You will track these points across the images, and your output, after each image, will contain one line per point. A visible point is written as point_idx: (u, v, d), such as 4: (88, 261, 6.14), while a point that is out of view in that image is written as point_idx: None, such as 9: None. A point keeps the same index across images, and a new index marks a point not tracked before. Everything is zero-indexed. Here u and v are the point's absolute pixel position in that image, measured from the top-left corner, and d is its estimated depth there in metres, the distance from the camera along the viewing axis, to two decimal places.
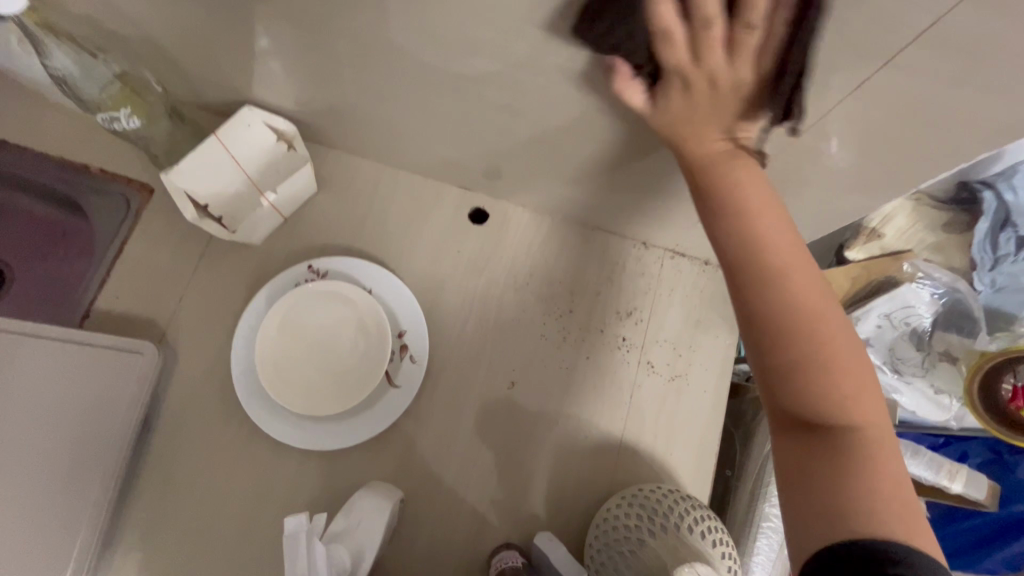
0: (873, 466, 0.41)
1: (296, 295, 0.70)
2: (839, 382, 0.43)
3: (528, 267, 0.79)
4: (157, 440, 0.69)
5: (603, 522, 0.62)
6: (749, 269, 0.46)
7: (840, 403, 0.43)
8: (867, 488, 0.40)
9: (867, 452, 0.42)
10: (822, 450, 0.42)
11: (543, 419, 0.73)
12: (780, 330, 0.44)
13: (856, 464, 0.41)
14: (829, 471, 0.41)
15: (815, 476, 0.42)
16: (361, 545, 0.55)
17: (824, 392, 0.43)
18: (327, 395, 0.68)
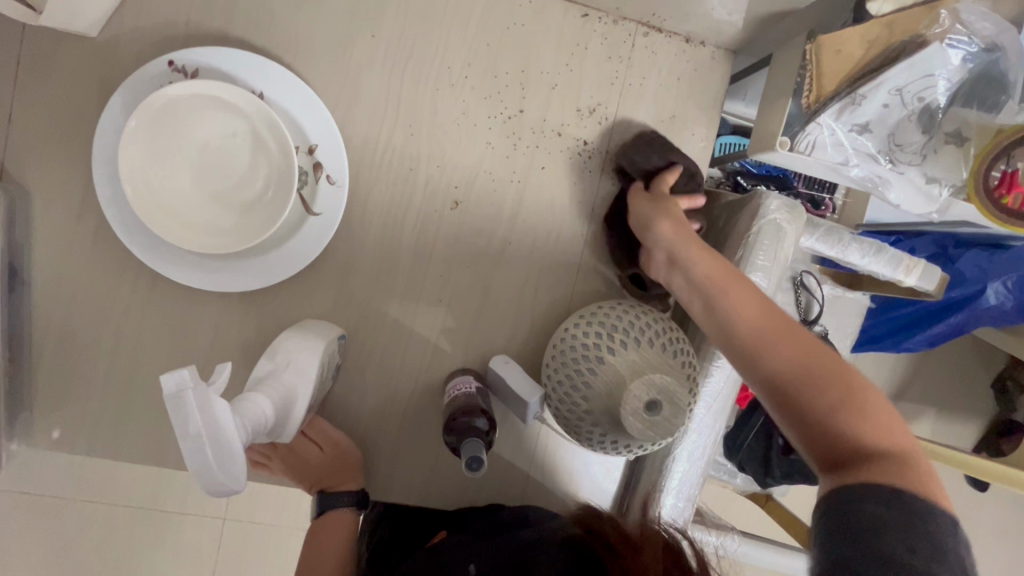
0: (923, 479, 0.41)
1: (155, 100, 0.52)
2: (867, 400, 0.45)
3: (466, 58, 0.62)
4: (40, 293, 0.58)
5: (560, 341, 0.58)
6: (807, 367, 0.47)
7: (873, 427, 0.44)
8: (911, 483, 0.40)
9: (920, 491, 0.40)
10: (859, 466, 0.42)
11: (493, 241, 0.64)
12: (817, 362, 0.47)
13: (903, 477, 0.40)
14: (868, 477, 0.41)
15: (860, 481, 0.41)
16: (291, 390, 0.50)
17: (856, 408, 0.45)
18: (231, 230, 0.56)
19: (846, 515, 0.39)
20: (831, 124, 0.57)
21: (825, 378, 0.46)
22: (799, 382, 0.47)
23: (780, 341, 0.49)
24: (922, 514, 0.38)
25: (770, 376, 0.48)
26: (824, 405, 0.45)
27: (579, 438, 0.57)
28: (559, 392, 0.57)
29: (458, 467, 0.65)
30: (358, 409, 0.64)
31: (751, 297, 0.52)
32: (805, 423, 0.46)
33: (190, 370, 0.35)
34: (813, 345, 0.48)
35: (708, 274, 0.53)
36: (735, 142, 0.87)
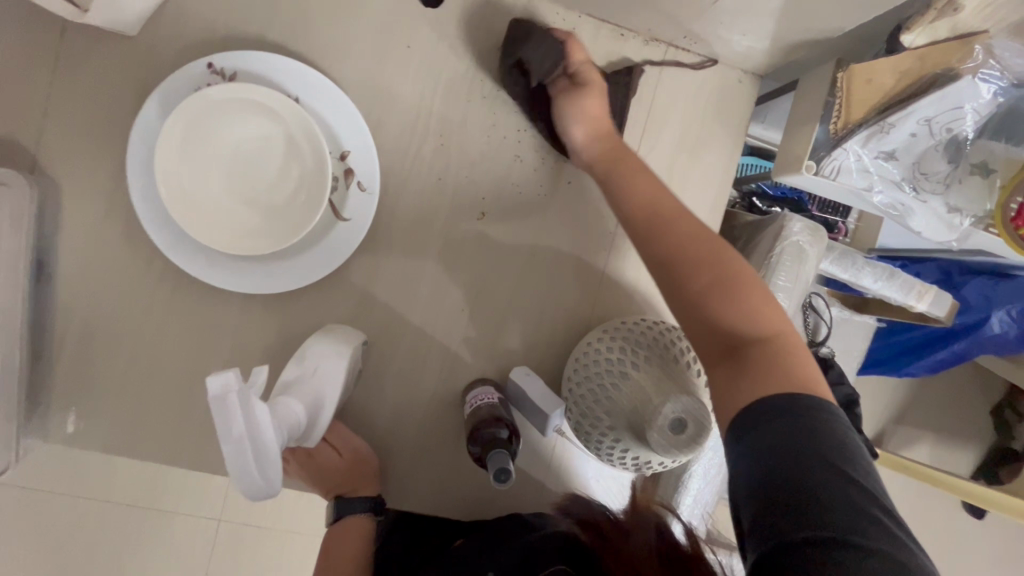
0: (797, 365, 0.46)
1: (194, 101, 0.52)
2: (751, 293, 0.49)
3: (498, 72, 0.63)
4: (65, 288, 0.58)
5: (584, 356, 0.59)
6: (687, 262, 0.51)
7: (753, 316, 0.48)
8: (787, 374, 0.45)
9: (784, 375, 0.45)
10: (747, 361, 0.46)
11: (517, 252, 0.65)
12: (708, 254, 0.51)
13: (779, 367, 0.45)
14: (751, 374, 0.46)
15: (746, 378, 0.46)
16: (318, 394, 0.51)
17: (749, 301, 0.49)
18: (260, 232, 0.57)
19: (767, 441, 0.41)
20: (857, 150, 0.59)
21: (711, 267, 0.50)
22: (689, 268, 0.51)
23: (680, 243, 0.52)
24: (822, 430, 0.41)
25: (659, 259, 0.52)
26: (705, 296, 0.50)
27: (598, 452, 0.58)
28: (582, 407, 0.57)
29: (474, 478, 0.65)
30: (376, 416, 0.64)
31: (659, 197, 0.55)
32: (692, 312, 0.50)
33: (234, 372, 0.36)
34: (709, 244, 0.52)
35: (637, 189, 0.56)
36: (756, 163, 0.90)
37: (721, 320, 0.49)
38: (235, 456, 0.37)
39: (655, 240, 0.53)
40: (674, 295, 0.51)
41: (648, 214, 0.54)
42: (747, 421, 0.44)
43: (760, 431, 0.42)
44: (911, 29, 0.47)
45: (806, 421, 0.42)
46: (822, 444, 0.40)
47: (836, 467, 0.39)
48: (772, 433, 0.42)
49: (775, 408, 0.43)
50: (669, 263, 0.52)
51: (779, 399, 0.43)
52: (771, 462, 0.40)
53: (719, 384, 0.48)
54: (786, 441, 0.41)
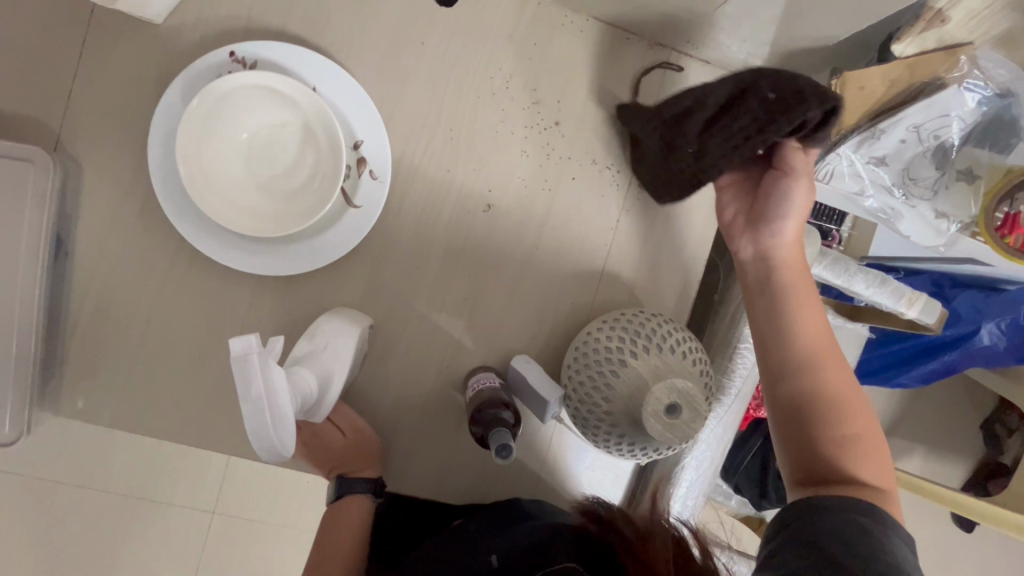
0: (881, 489, 0.53)
1: (217, 87, 0.55)
2: (852, 413, 0.56)
3: (508, 70, 0.66)
4: (81, 264, 0.60)
5: (585, 345, 0.61)
6: (806, 360, 0.57)
7: (852, 431, 0.55)
8: (875, 497, 0.51)
9: (868, 492, 0.52)
10: (832, 480, 0.53)
11: (521, 244, 0.67)
12: (819, 389, 0.56)
13: (869, 492, 0.52)
14: (848, 486, 0.52)
15: (845, 491, 0.52)
16: (328, 369, 0.53)
17: (849, 419, 0.55)
18: (275, 216, 0.59)
19: (816, 523, 0.48)
20: (850, 155, 0.62)
21: (827, 370, 0.57)
22: (803, 369, 0.57)
23: (818, 358, 0.57)
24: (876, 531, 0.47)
25: (775, 350, 0.58)
26: (811, 398, 0.56)
27: (596, 437, 0.60)
28: (581, 393, 0.59)
29: (472, 463, 0.67)
30: (380, 398, 0.65)
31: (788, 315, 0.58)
32: (790, 408, 0.57)
33: (255, 336, 0.38)
34: (824, 346, 0.58)
35: (801, 319, 0.58)
36: None
37: (819, 430, 0.55)
38: (252, 416, 0.40)
39: (769, 323, 0.59)
40: (778, 396, 0.58)
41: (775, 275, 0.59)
42: (822, 502, 0.49)
43: (819, 516, 0.49)
44: (901, 37, 0.53)
45: (863, 516, 0.48)
46: (875, 535, 0.46)
47: (885, 557, 0.44)
48: (830, 520, 0.48)
49: (851, 510, 0.48)
50: (775, 361, 0.58)
51: (860, 504, 0.49)
52: (827, 539, 0.46)
53: (798, 495, 0.54)
54: (845, 528, 0.47)
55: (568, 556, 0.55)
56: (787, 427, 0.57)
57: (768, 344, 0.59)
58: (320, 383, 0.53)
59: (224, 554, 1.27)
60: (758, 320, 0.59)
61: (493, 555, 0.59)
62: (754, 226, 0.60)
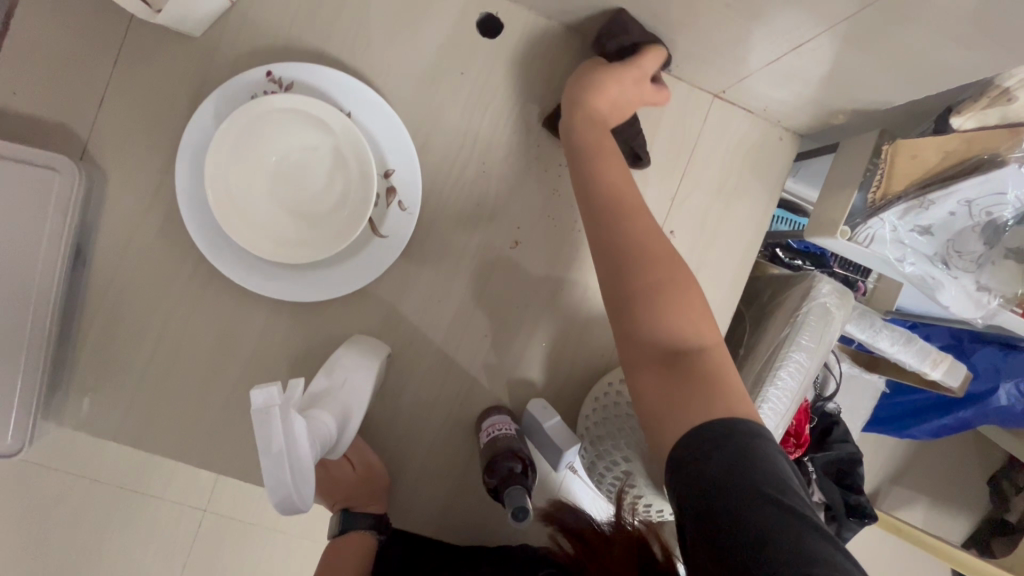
0: (719, 373, 0.47)
1: (252, 108, 0.53)
2: (682, 311, 0.50)
3: (546, 105, 0.64)
4: (97, 275, 0.58)
5: (605, 396, 0.59)
6: (623, 260, 0.52)
7: (684, 327, 0.49)
8: (711, 392, 0.45)
9: (713, 384, 0.46)
10: (683, 370, 0.47)
11: (545, 283, 0.65)
12: (653, 279, 0.51)
13: (702, 381, 0.46)
14: (686, 390, 0.46)
15: (677, 406, 0.45)
16: (346, 407, 0.52)
17: (670, 311, 0.50)
18: (300, 241, 0.57)
19: (694, 475, 0.41)
20: (893, 222, 0.60)
21: (662, 268, 0.52)
22: (632, 270, 0.52)
23: (646, 262, 0.52)
24: (752, 461, 0.40)
25: (610, 248, 0.54)
26: (641, 299, 0.51)
27: (607, 488, 0.59)
28: (598, 446, 0.58)
29: (479, 506, 0.65)
30: (391, 431, 0.64)
31: (622, 230, 0.53)
32: (625, 309, 0.51)
33: (273, 386, 0.39)
34: (658, 245, 0.53)
35: (644, 225, 0.54)
36: (783, 216, 0.94)
37: (647, 331, 0.50)
38: (274, 468, 0.40)
39: (605, 226, 0.54)
40: (615, 300, 0.52)
41: (615, 199, 0.55)
42: (691, 442, 0.43)
43: (691, 464, 0.41)
44: (961, 112, 0.50)
45: (743, 447, 0.41)
46: (761, 474, 0.39)
47: (768, 495, 0.38)
48: (706, 465, 0.41)
49: (703, 437, 0.42)
50: (612, 259, 0.53)
51: (706, 423, 0.43)
52: (716, 501, 0.39)
53: (655, 393, 0.48)
54: (723, 474, 0.40)
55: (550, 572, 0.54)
56: (623, 328, 0.52)
57: (603, 246, 0.54)
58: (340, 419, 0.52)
59: (214, 556, 1.26)
60: (598, 229, 0.55)
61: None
62: (584, 148, 0.57)
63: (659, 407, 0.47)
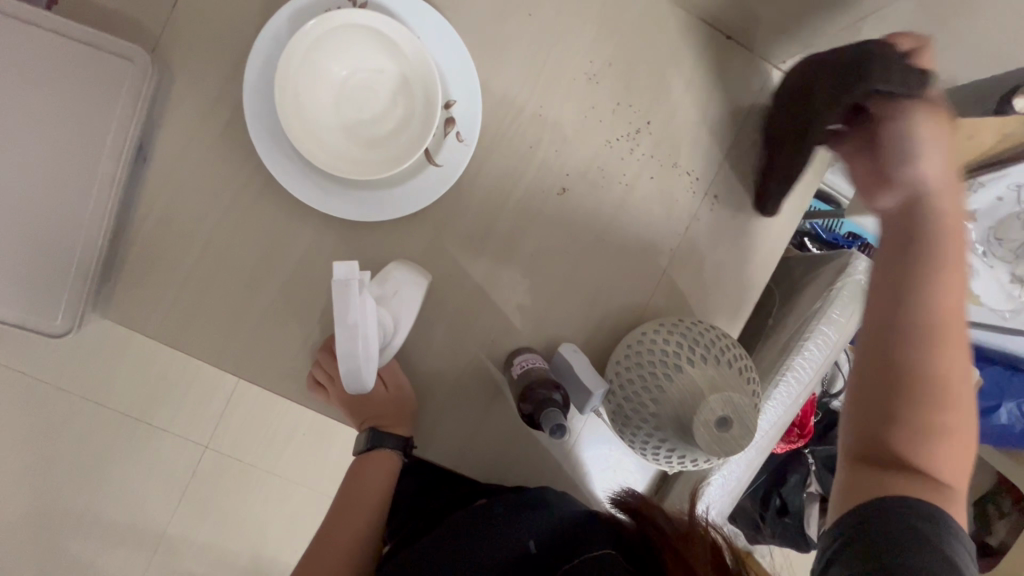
0: (940, 477, 0.49)
1: (327, 19, 0.54)
2: (948, 415, 0.50)
3: (607, 57, 0.65)
4: (155, 171, 0.59)
5: (638, 343, 0.60)
6: (902, 342, 0.51)
7: (943, 428, 0.50)
8: (921, 480, 0.48)
9: (940, 493, 0.48)
10: (914, 475, 0.48)
11: (587, 232, 0.66)
12: (936, 373, 0.50)
13: (930, 483, 0.48)
14: (902, 472, 0.49)
15: (880, 490, 0.49)
16: (397, 311, 0.58)
17: (925, 407, 0.50)
18: (359, 160, 0.59)
19: (866, 533, 0.47)
20: None
21: (935, 357, 0.50)
22: (919, 359, 0.50)
23: (939, 346, 0.50)
24: (932, 543, 0.44)
25: (887, 322, 0.52)
26: (901, 381, 0.51)
27: (631, 437, 0.59)
28: (627, 392, 0.59)
29: (500, 443, 0.66)
30: (421, 360, 0.65)
31: (884, 293, 0.53)
32: (882, 392, 0.51)
33: (354, 264, 0.49)
34: (955, 325, 0.51)
35: (950, 295, 0.51)
36: (818, 206, 0.95)
37: (898, 423, 0.50)
38: (349, 342, 0.48)
39: (897, 294, 0.53)
40: (869, 375, 0.52)
41: (931, 259, 0.52)
42: (878, 508, 0.47)
43: (870, 526, 0.47)
44: None
45: (922, 530, 0.45)
46: (924, 519, 0.45)
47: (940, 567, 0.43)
48: (881, 529, 0.46)
49: (896, 521, 0.46)
50: (882, 339, 0.52)
51: (907, 514, 0.46)
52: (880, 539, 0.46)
53: (855, 478, 0.51)
54: (905, 539, 0.45)
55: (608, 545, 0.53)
56: (863, 411, 0.52)
57: (884, 321, 0.52)
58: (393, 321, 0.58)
59: (212, 489, 1.28)
60: (888, 293, 0.53)
61: (529, 542, 0.57)
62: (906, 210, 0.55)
63: (856, 489, 0.50)
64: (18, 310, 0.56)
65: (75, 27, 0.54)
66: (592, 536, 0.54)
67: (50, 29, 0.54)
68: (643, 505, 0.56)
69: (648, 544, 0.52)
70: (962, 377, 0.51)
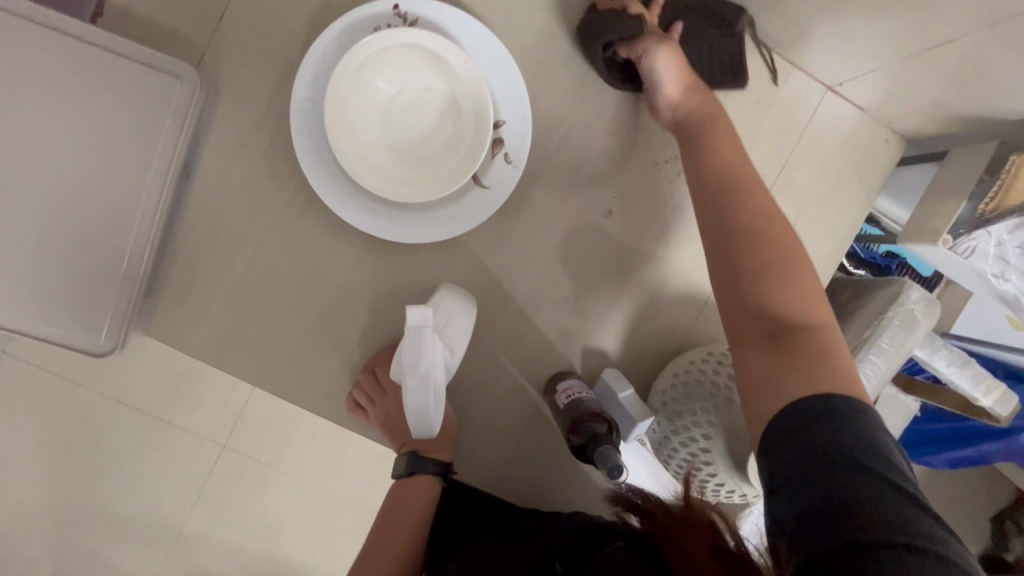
0: (833, 355, 0.47)
1: (380, 38, 0.53)
2: (807, 285, 0.52)
3: None
4: (199, 189, 0.58)
5: (686, 373, 0.59)
6: (733, 233, 0.54)
7: (801, 307, 0.50)
8: (808, 355, 0.47)
9: (821, 363, 0.46)
10: (794, 346, 0.48)
11: (632, 255, 0.65)
12: (763, 263, 0.52)
13: (806, 353, 0.47)
14: (801, 366, 0.47)
15: (789, 370, 0.47)
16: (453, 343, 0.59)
17: (780, 285, 0.51)
18: (406, 180, 0.57)
19: (794, 441, 0.43)
20: (1000, 235, 0.60)
21: (778, 248, 0.53)
22: (749, 249, 0.53)
23: (783, 237, 0.53)
24: (838, 432, 0.42)
25: (723, 219, 0.55)
26: (758, 270, 0.52)
27: (678, 468, 0.58)
28: (675, 422, 0.58)
29: (539, 467, 0.66)
30: (462, 382, 0.64)
31: (735, 167, 0.57)
32: (729, 267, 0.53)
33: (427, 312, 0.55)
34: (779, 219, 0.54)
35: (769, 202, 0.55)
36: (868, 229, 0.92)
37: (754, 302, 0.51)
38: (417, 377, 0.57)
39: (719, 189, 0.56)
40: (712, 256, 0.55)
41: (729, 174, 0.56)
42: (803, 408, 0.44)
43: (795, 434, 0.43)
44: None
45: (830, 421, 0.42)
46: (866, 450, 0.41)
47: (864, 464, 0.40)
48: (803, 439, 0.43)
49: (806, 414, 0.43)
50: (716, 232, 0.55)
51: (828, 394, 0.44)
52: (819, 488, 0.40)
53: (759, 364, 0.49)
54: (825, 443, 0.41)
55: (620, 540, 0.50)
56: (736, 301, 0.53)
57: (716, 218, 0.55)
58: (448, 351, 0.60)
59: (232, 491, 1.28)
60: (705, 178, 0.57)
61: (556, 563, 0.54)
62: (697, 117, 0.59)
63: (753, 381, 0.49)
64: (60, 328, 0.56)
65: (121, 42, 0.53)
66: (609, 538, 0.52)
67: (97, 43, 0.53)
68: (644, 501, 0.49)
69: (654, 540, 0.46)
70: (814, 288, 0.52)
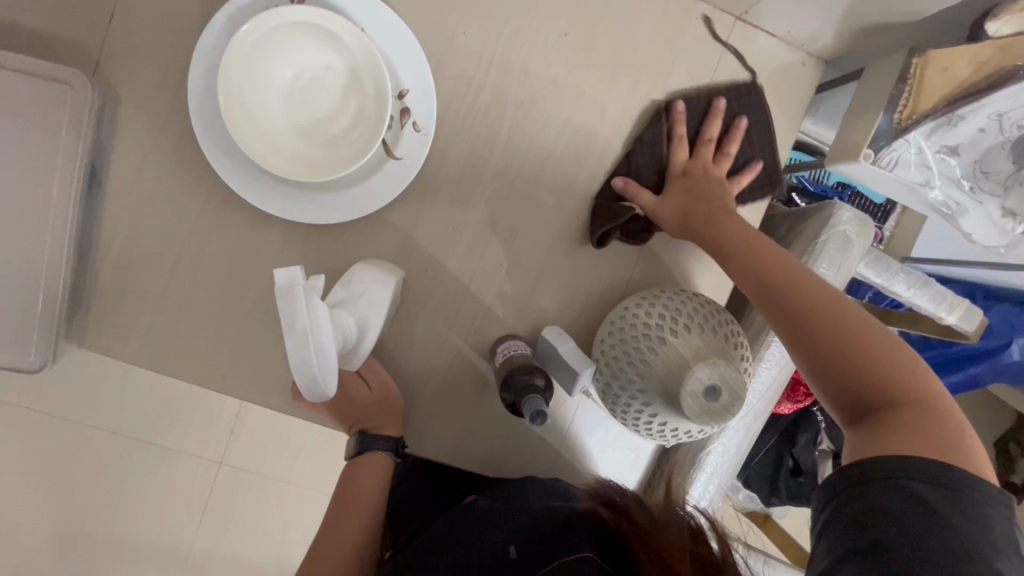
0: (947, 424, 0.46)
1: (263, 19, 0.52)
2: (877, 340, 0.50)
3: (564, 26, 0.63)
4: (113, 196, 0.58)
5: (620, 320, 0.59)
6: (798, 315, 0.52)
7: (888, 374, 0.49)
8: (931, 446, 0.44)
9: (967, 451, 0.45)
10: (886, 418, 0.47)
11: (561, 211, 0.65)
12: (835, 331, 0.51)
13: (935, 432, 0.45)
14: (899, 433, 0.45)
15: (900, 438, 0.45)
16: (365, 315, 0.56)
17: (865, 351, 0.50)
18: (316, 162, 0.57)
19: (891, 486, 0.43)
20: (919, 142, 0.58)
21: (850, 325, 0.51)
22: (822, 324, 0.51)
23: (861, 321, 0.51)
24: (966, 501, 0.41)
25: (791, 309, 0.52)
26: (834, 340, 0.50)
27: (623, 413, 0.58)
28: (614, 368, 0.57)
29: (494, 433, 0.66)
30: (406, 359, 0.64)
31: (778, 261, 0.55)
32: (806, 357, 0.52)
33: (299, 270, 0.45)
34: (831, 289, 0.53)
35: (812, 282, 0.53)
36: (799, 158, 0.92)
37: (859, 375, 0.49)
38: (299, 349, 0.45)
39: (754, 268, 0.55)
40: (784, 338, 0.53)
41: (771, 266, 0.55)
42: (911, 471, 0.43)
43: (885, 485, 0.43)
44: (999, 15, 0.49)
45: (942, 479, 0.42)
46: (965, 494, 0.42)
47: (962, 523, 0.41)
48: (900, 494, 0.42)
49: (907, 476, 0.43)
50: (783, 316, 0.53)
51: (940, 470, 0.43)
52: (906, 533, 0.41)
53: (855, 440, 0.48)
54: (926, 498, 0.42)
55: (588, 546, 0.51)
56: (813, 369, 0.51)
57: (772, 304, 0.54)
58: (359, 325, 0.56)
59: (227, 505, 1.29)
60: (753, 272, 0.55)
61: (511, 546, 0.55)
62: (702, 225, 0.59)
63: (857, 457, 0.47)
64: None
65: (13, 58, 0.53)
66: (573, 536, 0.53)
67: None
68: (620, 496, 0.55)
69: (621, 535, 0.52)
70: (897, 348, 0.50)
